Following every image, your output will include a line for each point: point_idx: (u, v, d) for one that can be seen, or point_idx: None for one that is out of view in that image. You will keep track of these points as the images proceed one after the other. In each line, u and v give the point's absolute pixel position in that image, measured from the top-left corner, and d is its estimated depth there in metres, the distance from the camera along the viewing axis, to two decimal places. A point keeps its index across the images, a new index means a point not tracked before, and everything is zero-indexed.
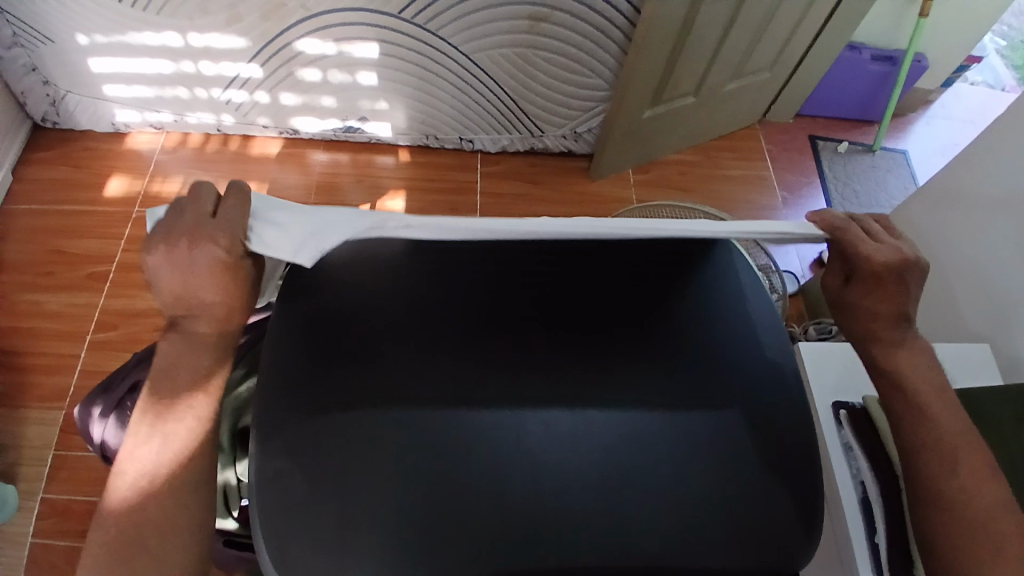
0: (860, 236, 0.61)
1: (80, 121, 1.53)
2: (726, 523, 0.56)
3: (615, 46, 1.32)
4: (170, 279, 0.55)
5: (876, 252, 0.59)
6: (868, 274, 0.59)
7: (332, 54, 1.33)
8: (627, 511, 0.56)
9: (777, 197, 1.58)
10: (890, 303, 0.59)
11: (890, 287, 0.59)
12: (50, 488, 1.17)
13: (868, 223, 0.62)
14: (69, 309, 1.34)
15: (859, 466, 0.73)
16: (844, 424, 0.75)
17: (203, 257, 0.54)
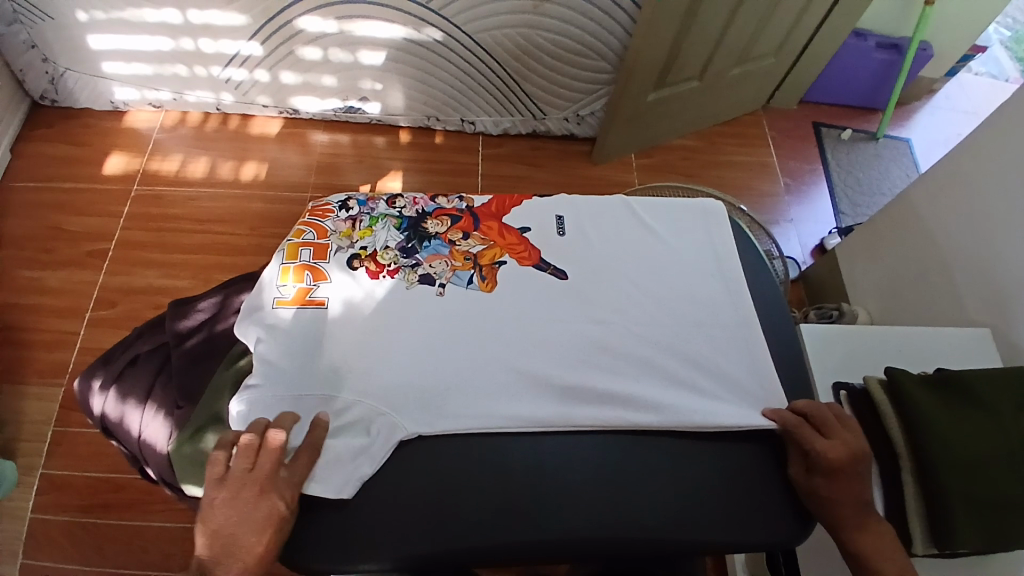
0: (813, 429, 0.64)
1: (79, 97, 1.52)
2: (722, 500, 0.64)
3: (620, 28, 1.31)
4: (228, 514, 0.56)
5: (830, 447, 0.62)
6: (825, 466, 0.61)
7: (334, 33, 1.31)
8: (622, 488, 0.63)
9: (779, 183, 1.58)
10: (851, 495, 0.60)
11: (849, 477, 0.61)
12: (49, 464, 1.18)
13: (823, 413, 0.65)
14: (68, 286, 1.34)
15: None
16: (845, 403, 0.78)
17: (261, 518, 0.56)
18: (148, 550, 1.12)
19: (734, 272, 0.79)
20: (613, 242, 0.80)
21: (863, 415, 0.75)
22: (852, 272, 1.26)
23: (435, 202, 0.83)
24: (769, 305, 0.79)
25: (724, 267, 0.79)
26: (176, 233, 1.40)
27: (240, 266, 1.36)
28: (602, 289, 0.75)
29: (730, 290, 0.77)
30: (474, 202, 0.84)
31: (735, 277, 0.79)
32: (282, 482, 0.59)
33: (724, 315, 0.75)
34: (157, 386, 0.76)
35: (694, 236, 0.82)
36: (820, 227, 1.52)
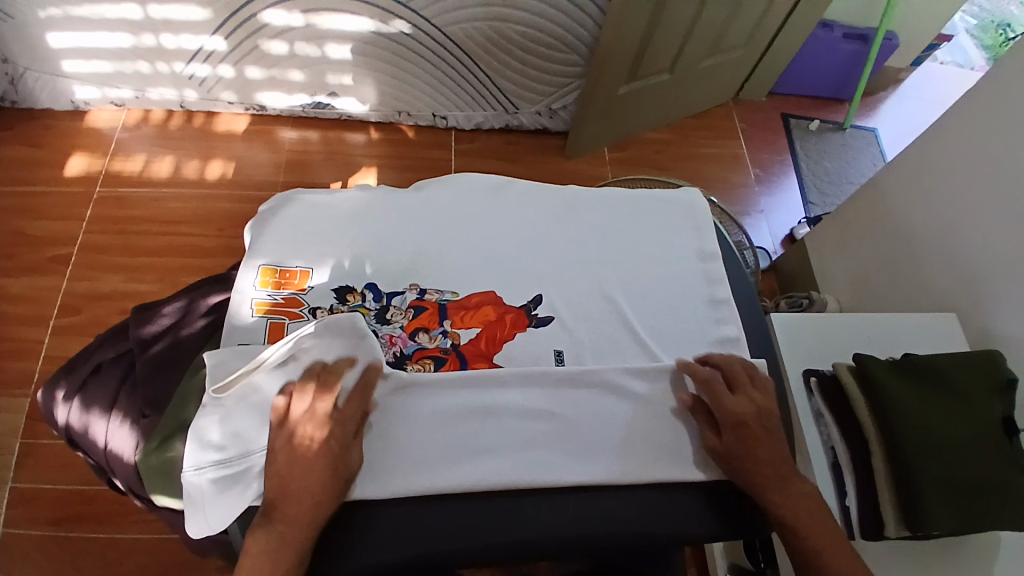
0: (724, 385, 0.62)
1: (37, 98, 1.47)
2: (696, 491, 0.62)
3: (590, 20, 1.31)
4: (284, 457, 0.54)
5: (737, 404, 0.60)
6: (736, 421, 0.59)
7: (299, 27, 1.28)
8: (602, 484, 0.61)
9: (750, 174, 1.60)
10: (770, 459, 0.58)
11: (760, 435, 0.59)
12: (17, 476, 1.15)
13: (731, 368, 0.63)
14: (32, 293, 1.30)
15: (831, 432, 0.76)
16: (815, 391, 0.78)
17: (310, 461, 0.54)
18: (121, 562, 1.09)
19: (726, 297, 0.70)
20: (591, 245, 0.70)
21: (834, 404, 0.75)
22: (822, 262, 1.28)
23: (414, 340, 0.64)
24: (751, 326, 0.73)
25: (715, 294, 0.70)
26: (143, 235, 1.36)
27: (210, 267, 1.33)
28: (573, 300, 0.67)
29: (720, 317, 0.69)
30: (461, 337, 0.65)
31: (729, 305, 0.69)
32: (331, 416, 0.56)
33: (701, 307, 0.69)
34: (121, 394, 0.74)
35: (675, 248, 0.72)
36: (790, 217, 1.54)
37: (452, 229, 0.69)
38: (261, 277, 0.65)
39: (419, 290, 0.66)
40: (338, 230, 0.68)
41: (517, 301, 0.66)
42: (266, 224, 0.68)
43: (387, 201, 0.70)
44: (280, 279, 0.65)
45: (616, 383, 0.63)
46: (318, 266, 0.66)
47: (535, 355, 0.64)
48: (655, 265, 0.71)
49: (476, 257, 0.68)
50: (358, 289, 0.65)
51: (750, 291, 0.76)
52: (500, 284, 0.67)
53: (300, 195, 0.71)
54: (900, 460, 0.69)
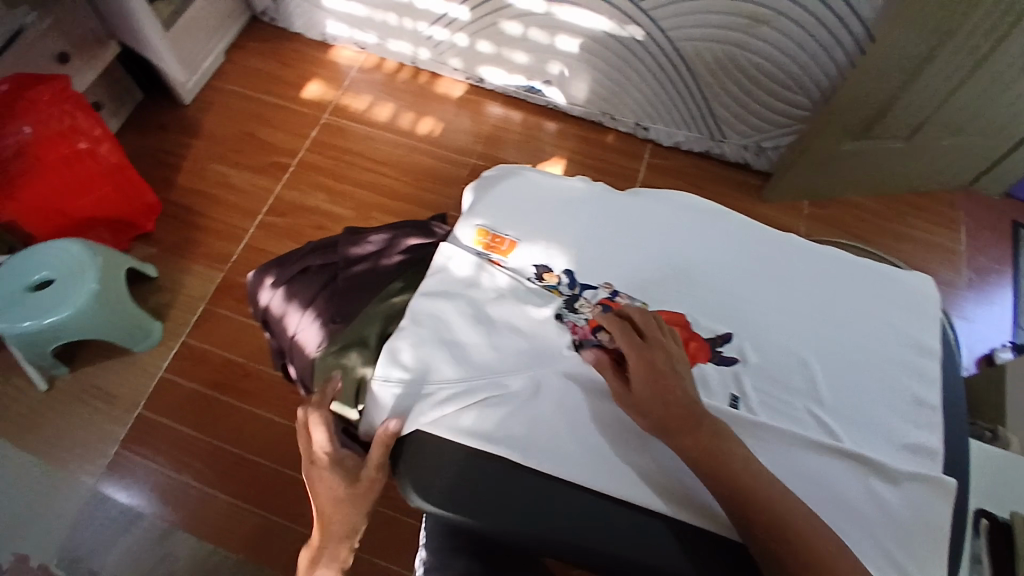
0: (633, 330, 0.60)
1: (294, 23, 1.66)
2: None
3: (834, 67, 1.23)
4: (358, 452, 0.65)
5: (637, 351, 0.58)
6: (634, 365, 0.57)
7: (539, 13, 1.33)
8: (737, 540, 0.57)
9: (960, 275, 1.42)
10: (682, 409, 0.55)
11: (654, 377, 0.57)
12: (193, 335, 1.34)
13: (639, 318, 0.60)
14: (249, 188, 1.49)
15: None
16: (981, 534, 0.70)
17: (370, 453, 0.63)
18: (256, 437, 1.26)
19: (936, 403, 0.63)
20: (802, 297, 0.67)
21: (999, 553, 0.68)
22: (1015, 395, 1.12)
23: (595, 336, 0.64)
24: (955, 448, 0.64)
25: (921, 394, 0.63)
26: (349, 165, 1.51)
27: (394, 210, 1.45)
28: (769, 348, 0.65)
29: (919, 420, 0.62)
30: None
31: (937, 413, 0.63)
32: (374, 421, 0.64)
33: (903, 400, 0.63)
34: (319, 298, 0.84)
35: (890, 333, 0.66)
36: (994, 335, 1.36)
37: (660, 245, 0.69)
38: (475, 236, 0.71)
39: (612, 290, 0.68)
40: (553, 214, 0.71)
41: (706, 332, 0.65)
42: (489, 188, 0.74)
43: (606, 199, 0.72)
44: (490, 242, 0.70)
45: (782, 450, 0.60)
46: (526, 240, 0.70)
47: (711, 388, 0.63)
48: (866, 338, 0.66)
49: (673, 275, 0.68)
50: (557, 272, 0.69)
51: (962, 406, 0.67)
52: (692, 308, 0.66)
53: (528, 171, 0.75)
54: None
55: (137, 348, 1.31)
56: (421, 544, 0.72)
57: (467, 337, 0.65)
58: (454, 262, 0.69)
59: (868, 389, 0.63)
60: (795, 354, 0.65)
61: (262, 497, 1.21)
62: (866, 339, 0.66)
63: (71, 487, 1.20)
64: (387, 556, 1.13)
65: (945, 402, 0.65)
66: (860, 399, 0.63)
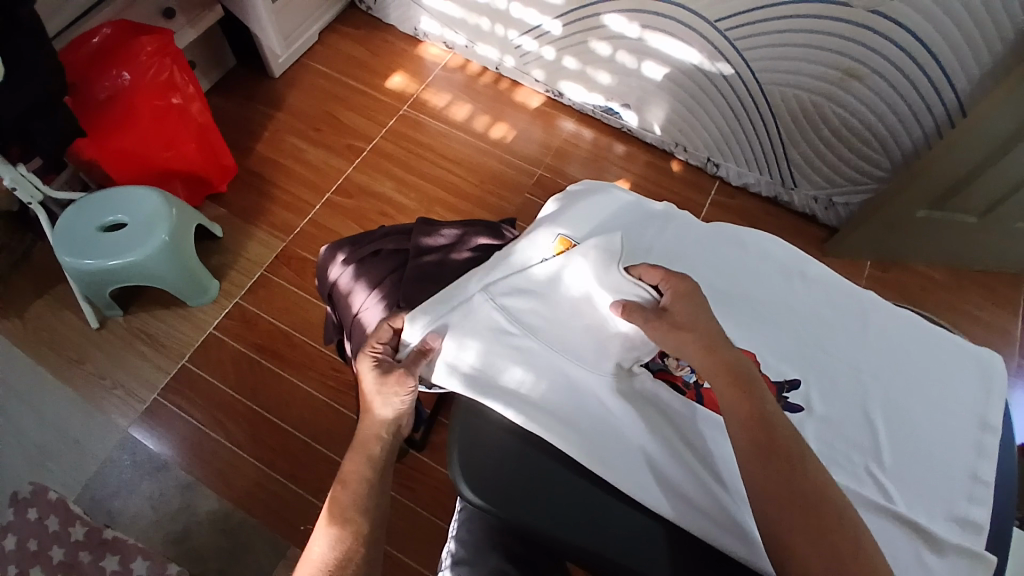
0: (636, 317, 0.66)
1: (390, 15, 1.72)
2: None
3: (921, 132, 1.22)
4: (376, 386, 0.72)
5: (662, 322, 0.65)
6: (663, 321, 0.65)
7: (631, 37, 1.35)
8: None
9: (1017, 361, 1.38)
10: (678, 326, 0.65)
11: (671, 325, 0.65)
12: (246, 298, 1.39)
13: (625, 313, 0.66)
14: (322, 166, 1.54)
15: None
16: None
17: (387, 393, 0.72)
18: (290, 405, 1.29)
19: (991, 479, 0.61)
20: (875, 357, 0.66)
21: None
22: None
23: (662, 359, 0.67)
24: (1003, 532, 0.63)
25: (979, 471, 0.62)
26: (419, 158, 1.55)
27: (456, 207, 1.48)
28: (833, 400, 0.64)
29: (974, 498, 0.61)
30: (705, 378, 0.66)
31: (990, 490, 0.61)
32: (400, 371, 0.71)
33: (964, 476, 0.62)
34: (388, 280, 0.87)
35: (956, 406, 0.65)
36: None
37: (733, 283, 0.70)
38: (555, 244, 0.71)
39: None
40: (635, 237, 0.73)
41: (775, 374, 0.65)
42: (575, 201, 0.75)
43: (687, 232, 0.74)
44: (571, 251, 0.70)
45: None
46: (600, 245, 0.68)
47: None
48: (934, 406, 0.65)
49: (744, 313, 0.69)
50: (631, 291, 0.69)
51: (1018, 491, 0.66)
52: (762, 349, 0.66)
53: (614, 189, 0.76)
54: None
55: (191, 303, 1.36)
56: (453, 534, 0.73)
57: (535, 321, 0.67)
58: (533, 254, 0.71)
59: (930, 459, 0.62)
60: (860, 411, 0.64)
61: (285, 465, 1.24)
62: (936, 408, 0.65)
63: (110, 422, 1.26)
64: (397, 543, 1.14)
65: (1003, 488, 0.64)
66: (921, 468, 0.62)
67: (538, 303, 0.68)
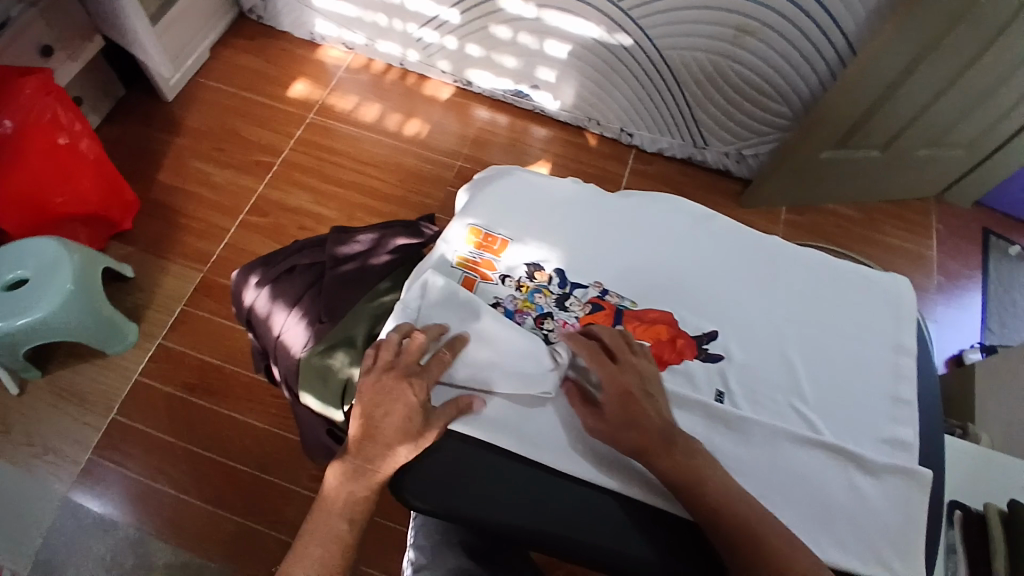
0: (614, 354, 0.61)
1: (283, 21, 1.65)
2: None
3: (816, 78, 1.27)
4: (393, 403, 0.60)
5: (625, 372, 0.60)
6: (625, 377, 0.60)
7: (529, 18, 1.34)
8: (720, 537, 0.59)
9: (932, 280, 1.46)
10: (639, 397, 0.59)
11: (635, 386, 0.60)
12: (170, 336, 1.32)
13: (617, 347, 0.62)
14: (233, 187, 1.47)
15: (958, 570, 0.73)
16: (956, 525, 0.76)
17: (399, 407, 0.60)
18: (234, 440, 1.24)
19: (911, 398, 0.64)
20: (788, 298, 0.69)
21: (971, 542, 0.74)
22: (984, 392, 1.15)
23: None
24: (930, 446, 0.66)
25: (899, 392, 0.65)
26: (334, 165, 1.50)
27: (379, 211, 1.44)
28: (754, 346, 0.66)
29: (898, 418, 0.64)
30: None
31: (911, 408, 0.64)
32: (416, 376, 0.61)
33: (884, 397, 0.64)
34: (306, 296, 0.83)
35: (869, 335, 0.68)
36: (964, 338, 1.40)
37: (644, 246, 0.70)
38: (467, 235, 0.70)
39: (602, 289, 0.68)
40: (546, 214, 0.71)
41: (692, 330, 0.66)
42: (480, 188, 0.74)
43: (596, 201, 0.72)
44: (483, 240, 0.70)
45: (764, 447, 0.61)
46: (518, 241, 0.69)
47: (698, 384, 0.64)
48: (843, 333, 0.68)
49: (657, 274, 0.69)
50: (547, 270, 0.68)
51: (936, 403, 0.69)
52: (680, 308, 0.67)
53: (516, 169, 0.75)
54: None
55: (113, 351, 1.28)
56: (411, 542, 0.71)
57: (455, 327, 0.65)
58: (452, 247, 0.69)
59: (852, 389, 0.65)
60: (779, 350, 0.66)
61: (239, 500, 1.19)
62: (848, 337, 0.67)
63: (43, 490, 1.17)
64: None
65: (921, 403, 0.67)
66: (844, 397, 0.64)
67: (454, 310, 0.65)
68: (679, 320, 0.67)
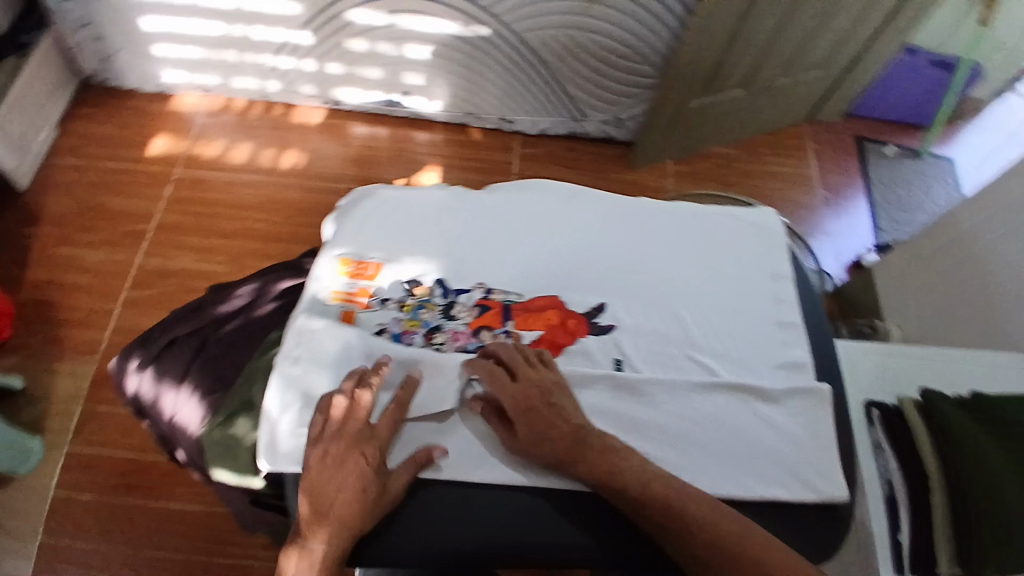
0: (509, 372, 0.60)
1: (128, 79, 1.54)
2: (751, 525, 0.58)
3: (669, 33, 1.29)
4: (343, 471, 0.55)
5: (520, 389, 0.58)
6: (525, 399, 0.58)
7: (382, 26, 1.30)
8: None
9: (818, 197, 1.54)
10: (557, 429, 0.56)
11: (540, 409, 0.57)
12: (75, 441, 1.20)
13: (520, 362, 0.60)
14: (110, 265, 1.36)
15: (888, 464, 0.73)
16: (877, 422, 0.76)
17: (349, 475, 0.55)
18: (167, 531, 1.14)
19: (797, 320, 0.67)
20: (667, 255, 0.70)
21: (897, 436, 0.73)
22: (888, 290, 1.21)
23: (477, 337, 0.65)
24: (827, 362, 0.69)
25: (785, 317, 0.67)
26: (214, 216, 1.41)
27: (272, 253, 1.37)
28: (644, 309, 0.67)
29: (790, 343, 0.66)
30: (522, 337, 0.65)
31: (800, 330, 0.67)
32: (371, 439, 0.57)
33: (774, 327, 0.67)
34: (191, 368, 0.77)
35: (750, 272, 0.70)
36: (858, 243, 1.48)
37: (519, 237, 0.70)
38: (338, 267, 0.67)
39: (485, 289, 0.67)
40: (416, 227, 0.70)
41: (581, 308, 0.67)
42: (345, 216, 0.72)
43: (461, 206, 0.72)
44: (356, 269, 0.67)
45: (674, 408, 0.61)
46: (394, 261, 0.68)
47: (597, 359, 0.64)
48: (723, 275, 0.70)
49: (539, 263, 0.69)
50: (426, 284, 0.67)
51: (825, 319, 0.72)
52: (563, 288, 0.68)
53: (377, 190, 0.74)
54: (956, 490, 0.65)
55: (22, 472, 1.15)
56: None
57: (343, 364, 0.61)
58: (328, 282, 0.67)
59: (745, 328, 0.67)
60: (669, 306, 0.67)
61: None
62: (730, 279, 0.70)
63: None
64: None
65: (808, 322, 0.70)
66: (739, 338, 0.66)
67: (339, 346, 0.61)
68: (569, 302, 0.67)
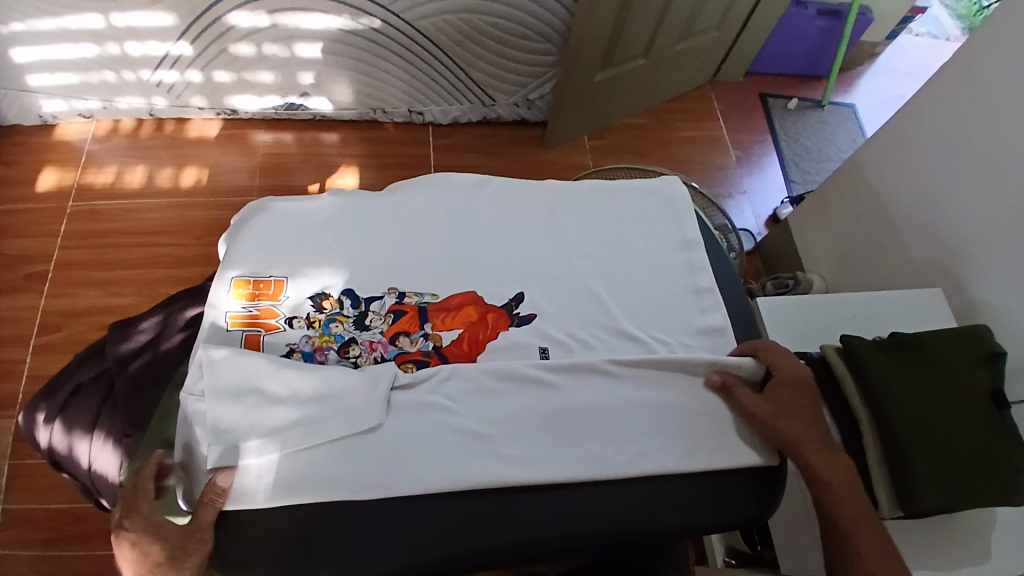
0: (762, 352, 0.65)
1: (6, 114, 1.42)
2: (688, 488, 0.60)
3: (563, 9, 1.30)
4: None
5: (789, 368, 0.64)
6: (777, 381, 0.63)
7: (266, 27, 1.25)
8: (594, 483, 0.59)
9: (731, 155, 1.59)
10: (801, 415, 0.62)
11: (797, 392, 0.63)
12: (10, 498, 1.12)
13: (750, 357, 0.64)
14: (11, 313, 1.26)
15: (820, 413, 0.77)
16: None
17: None
18: None
19: (709, 284, 0.69)
20: (576, 234, 0.71)
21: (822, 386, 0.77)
22: (804, 240, 1.27)
23: (396, 344, 0.66)
24: (739, 319, 0.71)
25: (697, 282, 0.69)
26: (121, 247, 1.34)
27: (190, 278, 1.31)
28: (562, 292, 0.68)
29: (704, 306, 0.68)
30: (441, 338, 0.65)
31: (710, 293, 0.69)
32: None
33: (687, 292, 0.69)
34: (104, 414, 0.73)
35: (656, 241, 0.72)
36: (773, 196, 1.54)
37: (422, 235, 0.69)
38: (234, 290, 0.65)
39: (398, 294, 0.67)
40: (314, 237, 0.68)
41: (499, 300, 0.67)
42: (238, 235, 0.69)
43: (360, 209, 0.70)
44: (255, 290, 0.65)
45: (598, 385, 0.63)
46: (295, 276, 0.66)
47: (521, 348, 0.65)
48: (629, 247, 0.71)
49: (445, 257, 0.69)
50: (334, 296, 0.66)
51: (735, 278, 0.75)
52: (481, 283, 0.68)
53: (270, 203, 0.71)
54: (887, 431, 0.70)
55: None
56: None
57: (252, 392, 0.59)
58: (227, 307, 0.65)
59: (658, 297, 0.68)
60: (584, 285, 0.68)
61: None
62: (639, 250, 0.71)
63: None
64: None
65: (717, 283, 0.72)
66: (655, 308, 0.68)
67: (245, 374, 0.59)
68: (485, 296, 0.67)
